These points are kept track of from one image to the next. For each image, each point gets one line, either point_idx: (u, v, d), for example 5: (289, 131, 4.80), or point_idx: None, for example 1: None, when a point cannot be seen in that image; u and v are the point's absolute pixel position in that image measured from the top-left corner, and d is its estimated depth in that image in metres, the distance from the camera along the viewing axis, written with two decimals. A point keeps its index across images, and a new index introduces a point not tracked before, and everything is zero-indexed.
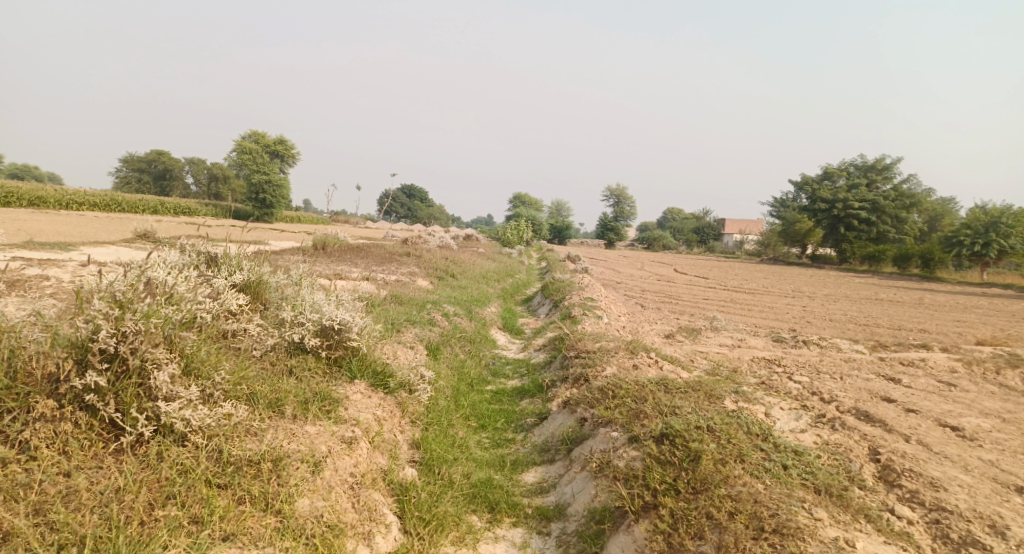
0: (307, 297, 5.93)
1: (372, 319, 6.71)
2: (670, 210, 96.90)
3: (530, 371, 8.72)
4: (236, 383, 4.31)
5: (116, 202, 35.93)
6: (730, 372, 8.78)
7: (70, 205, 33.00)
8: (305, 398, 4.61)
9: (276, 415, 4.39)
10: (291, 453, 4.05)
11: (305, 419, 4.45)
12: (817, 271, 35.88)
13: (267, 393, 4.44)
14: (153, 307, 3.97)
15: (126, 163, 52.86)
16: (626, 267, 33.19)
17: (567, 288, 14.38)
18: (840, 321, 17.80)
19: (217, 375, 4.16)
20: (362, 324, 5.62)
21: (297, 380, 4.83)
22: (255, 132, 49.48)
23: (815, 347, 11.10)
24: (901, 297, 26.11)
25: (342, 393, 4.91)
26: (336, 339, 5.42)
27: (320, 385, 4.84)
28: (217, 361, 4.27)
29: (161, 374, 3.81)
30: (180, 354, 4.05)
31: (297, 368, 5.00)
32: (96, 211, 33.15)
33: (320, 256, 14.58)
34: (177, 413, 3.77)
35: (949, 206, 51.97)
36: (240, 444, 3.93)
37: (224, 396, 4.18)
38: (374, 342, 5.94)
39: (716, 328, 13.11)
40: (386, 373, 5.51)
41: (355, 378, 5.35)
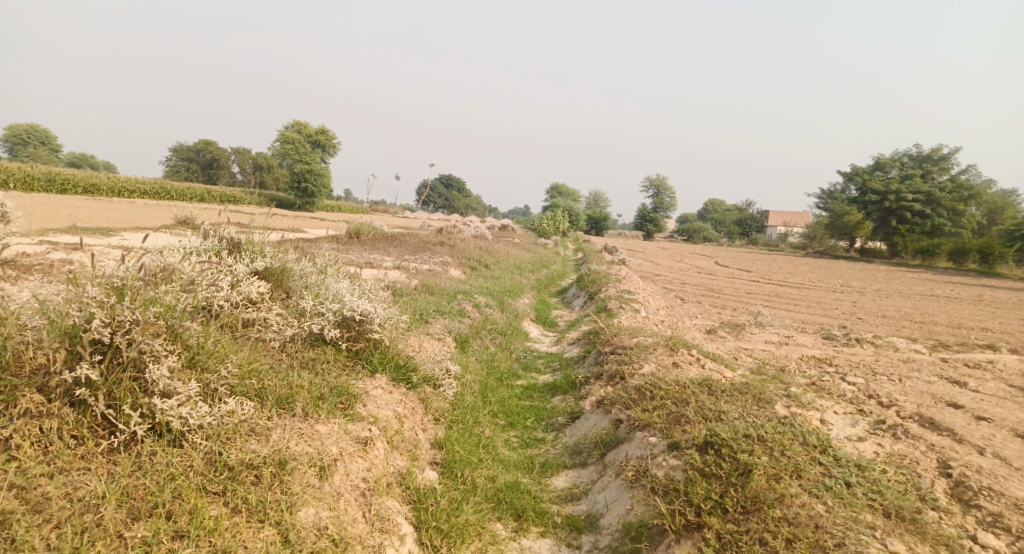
0: (331, 285, 5.67)
1: (398, 310, 6.43)
2: (712, 201, 94.78)
3: (563, 366, 8.35)
4: (244, 377, 4.07)
5: (165, 190, 36.81)
6: (776, 372, 8.27)
7: (121, 193, 33.85)
8: (320, 394, 4.35)
9: (287, 412, 4.12)
10: (298, 456, 3.79)
11: (317, 416, 4.18)
12: (866, 265, 34.51)
13: (277, 389, 4.18)
14: (153, 295, 3.78)
15: (175, 153, 54.16)
16: (665, 259, 32.45)
17: (604, 280, 13.94)
18: (893, 318, 16.93)
19: (224, 368, 3.95)
20: (386, 315, 5.34)
21: (314, 373, 4.56)
22: (298, 122, 50.04)
23: (868, 346, 10.46)
24: (957, 293, 24.86)
25: (361, 388, 4.64)
26: (359, 329, 5.16)
27: (338, 380, 4.58)
28: (225, 352, 4.05)
29: (159, 368, 3.61)
30: (183, 346, 3.85)
31: (317, 360, 4.76)
32: (145, 199, 33.92)
33: (353, 244, 14.44)
34: (173, 411, 3.57)
35: (1010, 199, 49.47)
36: (238, 447, 3.68)
37: (229, 392, 3.96)
38: (398, 334, 5.65)
39: (761, 323, 12.51)
40: (409, 366, 5.22)
41: (376, 372, 5.07)
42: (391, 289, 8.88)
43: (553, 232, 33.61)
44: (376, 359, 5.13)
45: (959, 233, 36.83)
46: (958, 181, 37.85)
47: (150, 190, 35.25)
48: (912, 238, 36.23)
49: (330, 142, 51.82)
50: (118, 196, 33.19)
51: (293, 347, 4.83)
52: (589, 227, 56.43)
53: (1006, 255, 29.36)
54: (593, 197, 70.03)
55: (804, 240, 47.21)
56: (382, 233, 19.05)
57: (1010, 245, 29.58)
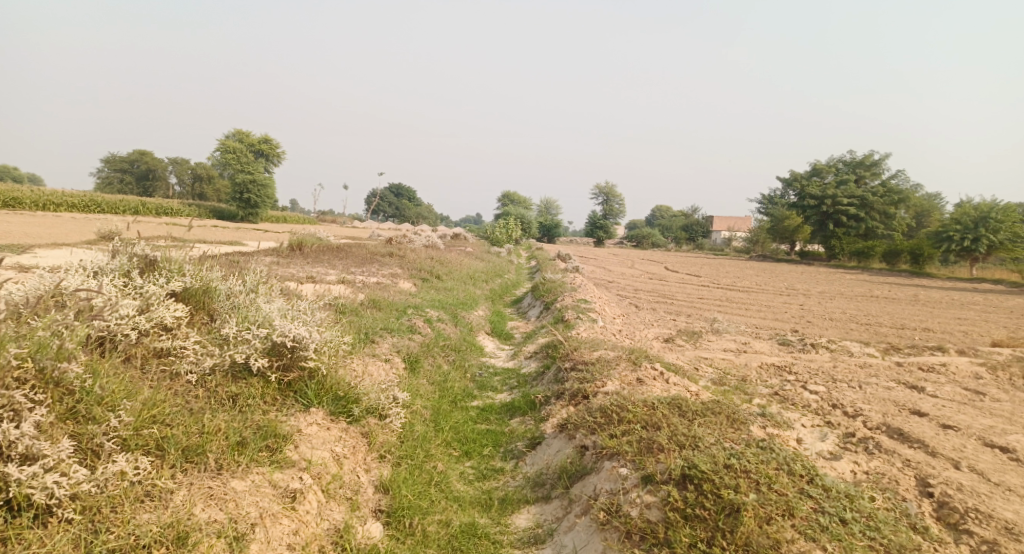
0: (261, 307, 5.08)
1: (339, 332, 5.86)
2: (660, 206, 96.07)
3: (521, 384, 7.89)
4: (143, 425, 3.56)
5: (96, 203, 34.88)
6: (738, 383, 8.00)
7: (47, 207, 31.85)
8: (240, 439, 3.83)
9: (195, 467, 3.59)
10: (203, 526, 3.30)
11: (233, 470, 3.67)
12: (808, 267, 35.34)
13: (184, 438, 3.64)
14: (15, 337, 3.34)
15: (108, 164, 51.64)
16: (617, 266, 32.47)
17: (559, 289, 13.56)
18: (841, 321, 17.08)
19: (115, 417, 3.46)
20: (323, 339, 4.78)
21: (238, 413, 4.02)
22: (239, 131, 48.36)
23: (824, 351, 10.35)
24: (895, 294, 25.53)
25: (293, 428, 4.12)
26: (293, 356, 4.59)
27: (266, 419, 4.05)
28: (116, 397, 3.56)
29: (21, 426, 3.11)
30: (58, 394, 3.37)
31: (243, 396, 4.20)
32: (74, 213, 32.01)
33: (295, 257, 13.69)
34: (36, 482, 3.05)
35: (936, 202, 51.62)
36: (124, 521, 3.18)
37: (120, 446, 3.44)
38: (338, 359, 5.10)
39: (717, 330, 12.32)
40: (350, 397, 4.69)
41: (312, 405, 4.51)
42: (334, 307, 8.26)
43: (504, 240, 33.21)
44: (314, 390, 4.59)
45: (891, 235, 38.07)
46: (889, 185, 39.17)
47: (79, 204, 33.32)
48: (848, 240, 37.32)
49: (273, 151, 50.23)
50: (43, 210, 31.22)
51: (214, 382, 4.24)
52: (540, 235, 56.37)
53: (935, 255, 30.41)
54: (544, 204, 70.01)
55: (748, 245, 48.16)
56: (328, 244, 18.27)
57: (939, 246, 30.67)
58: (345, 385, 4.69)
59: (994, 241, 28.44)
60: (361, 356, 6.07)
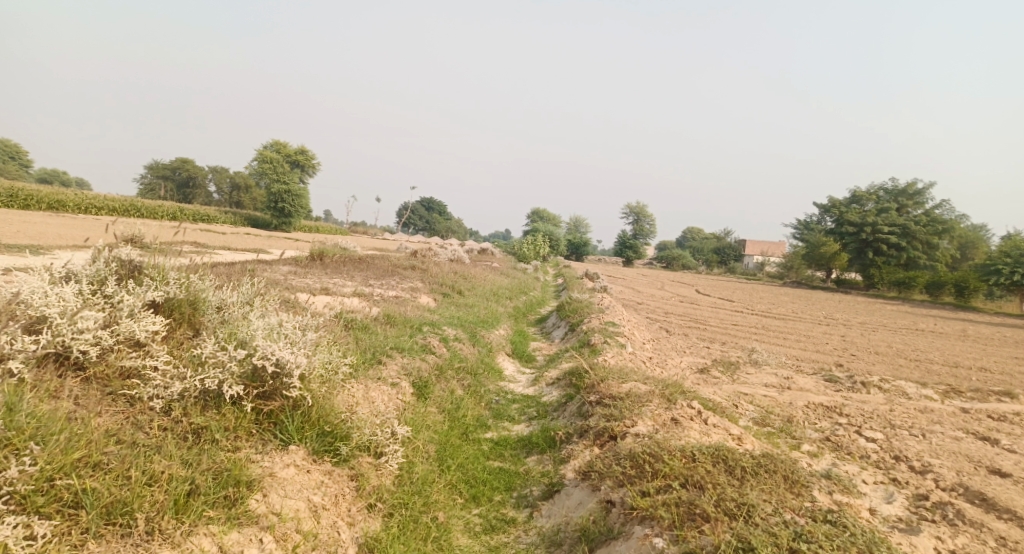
0: (250, 321, 4.52)
1: (339, 355, 5.29)
2: (691, 229, 94.61)
3: (541, 414, 7.19)
4: (57, 475, 3.14)
5: (134, 207, 35.22)
6: (783, 425, 7.19)
7: (88, 210, 32.24)
8: (191, 488, 3.41)
9: (120, 529, 3.17)
10: None
11: (175, 531, 3.24)
12: (845, 296, 33.97)
13: (108, 493, 3.21)
14: None
15: (150, 170, 52.59)
16: (646, 287, 31.52)
17: (586, 310, 12.83)
18: (887, 356, 15.99)
19: (19, 464, 3.05)
20: (313, 364, 4.25)
21: (195, 455, 3.56)
22: (276, 141, 48.81)
23: (875, 391, 9.44)
24: (942, 328, 24.18)
25: (263, 471, 3.67)
26: (278, 380, 4.07)
27: (227, 459, 3.62)
28: (27, 439, 3.16)
29: None
30: None
31: (209, 431, 3.73)
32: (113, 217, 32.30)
33: (313, 267, 13.23)
34: None
35: (981, 234, 49.50)
36: None
37: (19, 503, 3.02)
38: (332, 387, 4.56)
39: (756, 362, 11.46)
40: (339, 434, 4.16)
41: (291, 442, 3.99)
42: (345, 324, 7.72)
43: (533, 257, 32.54)
44: (302, 421, 4.07)
45: (934, 266, 36.46)
46: (934, 214, 37.60)
47: (118, 208, 33.67)
48: (888, 270, 35.87)
49: (308, 162, 50.46)
50: (83, 213, 31.57)
51: (182, 412, 3.76)
52: (570, 253, 55.60)
53: (981, 289, 28.93)
54: (574, 222, 69.25)
55: (782, 270, 46.74)
56: (351, 255, 17.82)
57: (986, 279, 29.13)
58: (334, 419, 4.16)
59: None
60: (362, 382, 5.49)
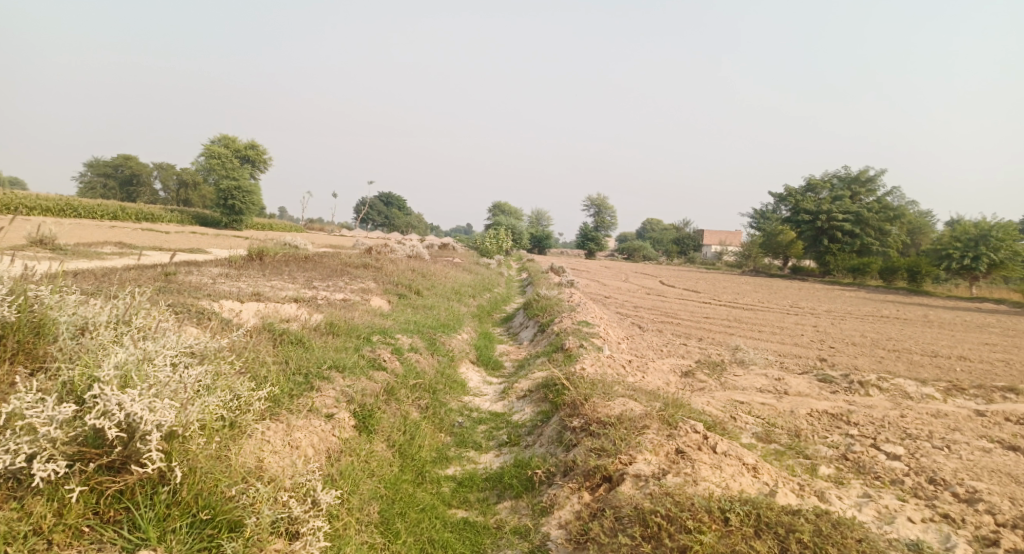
0: (108, 352, 3.44)
1: (248, 389, 4.16)
2: (648, 221, 94.64)
3: (511, 439, 6.08)
4: None
5: (72, 207, 32.72)
6: (792, 441, 6.22)
7: (20, 210, 29.79)
8: None
9: None
10: None
11: None
12: (805, 284, 33.78)
13: None
14: None
15: (91, 168, 49.67)
16: (611, 280, 30.63)
17: (556, 309, 11.76)
18: (865, 347, 15.30)
19: None
20: (184, 414, 3.37)
21: None
22: (225, 136, 46.38)
23: (875, 392, 8.56)
24: (905, 314, 23.89)
25: None
26: (128, 444, 3.24)
27: None
28: None
29: None
30: None
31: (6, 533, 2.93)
32: (47, 217, 29.86)
33: (250, 268, 11.84)
34: None
35: (928, 219, 50.17)
36: None
37: None
38: (229, 439, 3.67)
39: (741, 361, 10.52)
40: (225, 520, 3.34)
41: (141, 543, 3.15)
42: (275, 341, 6.51)
43: (495, 252, 31.32)
44: (172, 500, 3.28)
45: (886, 252, 36.56)
46: (885, 201, 37.75)
47: (54, 208, 31.24)
48: (843, 256, 35.80)
49: (259, 158, 48.05)
50: (15, 213, 29.15)
51: None
52: (532, 247, 54.58)
53: (934, 273, 28.89)
54: (534, 214, 68.06)
55: (740, 260, 46.54)
56: (298, 253, 16.34)
57: (938, 264, 29.20)
58: (216, 498, 3.35)
59: (995, 259, 26.91)
60: (277, 421, 4.41)
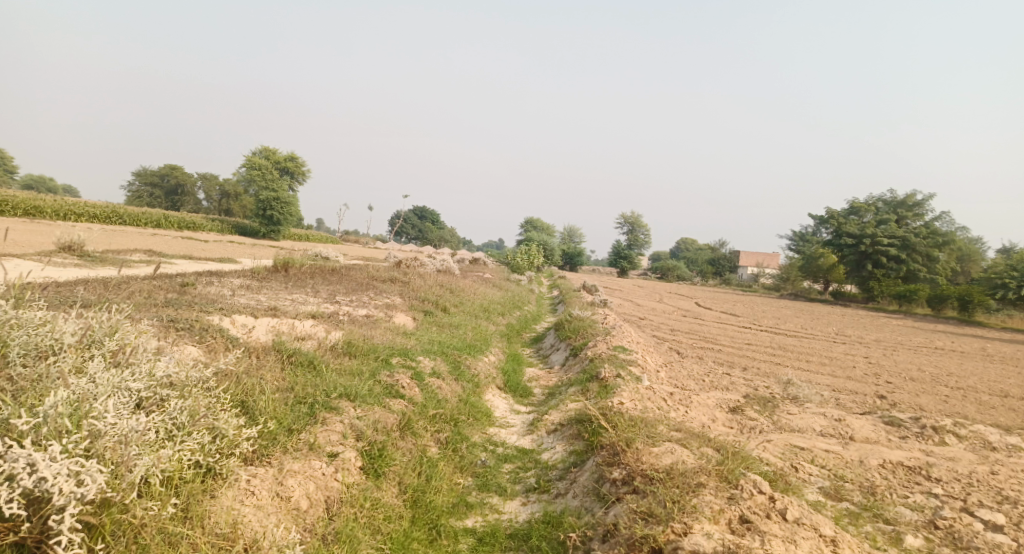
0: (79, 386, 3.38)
1: (223, 432, 3.91)
2: (683, 241, 92.95)
3: (540, 485, 5.35)
4: None
5: (118, 214, 33.07)
6: (867, 501, 5.38)
7: (66, 216, 30.21)
8: None
9: None
10: None
11: None
12: (848, 310, 32.27)
13: None
14: None
15: (138, 177, 50.63)
16: (647, 301, 29.57)
17: (591, 332, 10.98)
18: (923, 383, 14.10)
19: None
20: (142, 466, 3.34)
21: None
22: (266, 147, 46.75)
23: (952, 440, 7.59)
24: (959, 346, 22.43)
25: None
26: (43, 522, 3.09)
27: None
28: None
29: None
30: None
31: None
32: (92, 223, 30.19)
33: (273, 279, 11.35)
34: None
35: (978, 246, 47.83)
36: None
37: None
38: (187, 495, 3.59)
39: (794, 397, 9.58)
40: None
41: None
42: (283, 364, 5.90)
43: (527, 268, 30.59)
44: None
45: (935, 280, 34.72)
46: (933, 227, 35.99)
47: (101, 215, 31.58)
48: (888, 282, 34.13)
49: (298, 169, 48.34)
50: (62, 219, 29.55)
51: None
52: (565, 263, 53.72)
53: (988, 302, 27.24)
54: (568, 232, 67.18)
55: (778, 282, 44.97)
56: (325, 265, 15.84)
57: (991, 293, 27.55)
58: None
59: None
60: (267, 465, 4.13)
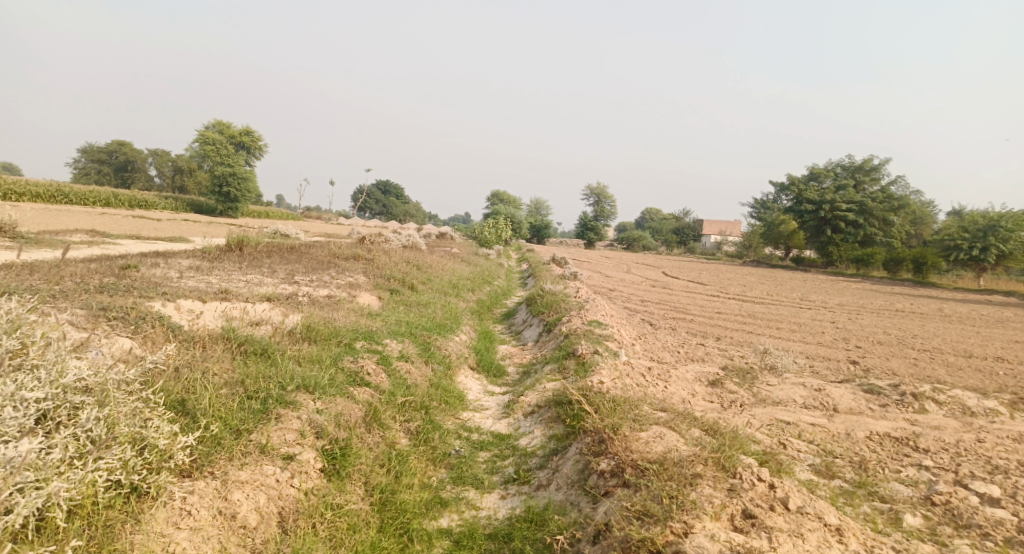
0: None
1: (147, 438, 3.57)
2: (648, 211, 93.41)
3: (519, 475, 5.00)
4: None
5: (64, 193, 31.40)
6: (860, 477, 5.14)
7: (8, 196, 28.55)
8: None
9: None
10: None
11: None
12: (810, 275, 32.65)
13: None
14: None
15: (85, 153, 48.27)
16: (615, 271, 29.41)
17: (564, 306, 10.62)
18: (892, 347, 14.12)
19: None
20: (36, 498, 3.04)
21: None
22: (220, 121, 44.91)
23: (934, 407, 7.44)
24: (917, 307, 22.78)
25: None
26: None
27: None
28: None
29: None
30: None
31: None
32: (35, 203, 28.55)
33: (226, 260, 10.66)
34: None
35: (930, 210, 48.86)
36: None
37: None
38: (99, 521, 3.32)
39: (772, 367, 9.37)
40: None
41: None
42: (233, 353, 5.37)
43: (495, 241, 30.07)
44: None
45: (891, 243, 35.30)
46: (889, 191, 36.43)
47: (45, 194, 29.93)
48: (847, 246, 34.56)
49: (255, 144, 46.67)
50: (3, 199, 27.87)
51: None
52: (531, 235, 53.32)
53: (940, 264, 27.75)
54: (533, 203, 66.69)
55: (740, 249, 45.33)
56: (285, 243, 15.11)
57: (945, 255, 28.07)
58: None
59: (1004, 250, 25.76)
60: (209, 476, 3.76)
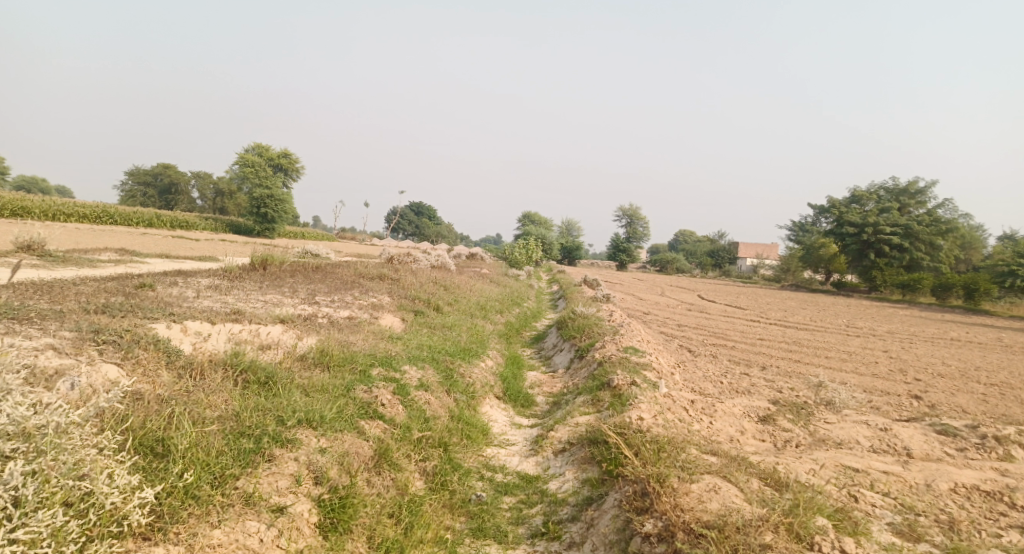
0: None
1: (90, 492, 3.17)
2: (682, 234, 92.24)
3: (548, 530, 4.37)
4: None
5: (107, 213, 31.91)
6: (951, 542, 4.39)
7: (55, 217, 29.08)
8: None
9: None
10: None
11: None
12: (853, 300, 31.26)
13: None
14: None
15: (131, 176, 49.35)
16: (650, 294, 28.49)
17: (597, 332, 9.94)
18: (953, 379, 13.05)
19: None
20: None
21: None
22: (259, 144, 45.52)
23: (1020, 453, 6.56)
24: (973, 336, 21.38)
25: None
26: None
27: None
28: None
29: None
30: None
31: None
32: (80, 224, 29.01)
33: (247, 279, 10.26)
34: None
35: (978, 234, 46.80)
36: None
37: None
38: None
39: (828, 402, 8.54)
40: None
41: None
42: (233, 383, 4.83)
43: (526, 262, 29.45)
44: None
45: (938, 269, 33.66)
46: (935, 214, 34.89)
47: (91, 214, 30.45)
48: (891, 270, 33.03)
49: (292, 165, 47.18)
50: (51, 220, 28.40)
51: None
52: (563, 257, 52.65)
53: (993, 290, 26.12)
54: (566, 225, 66.11)
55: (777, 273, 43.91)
56: (312, 262, 14.77)
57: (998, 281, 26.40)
58: None
59: None
60: (171, 540, 3.38)
